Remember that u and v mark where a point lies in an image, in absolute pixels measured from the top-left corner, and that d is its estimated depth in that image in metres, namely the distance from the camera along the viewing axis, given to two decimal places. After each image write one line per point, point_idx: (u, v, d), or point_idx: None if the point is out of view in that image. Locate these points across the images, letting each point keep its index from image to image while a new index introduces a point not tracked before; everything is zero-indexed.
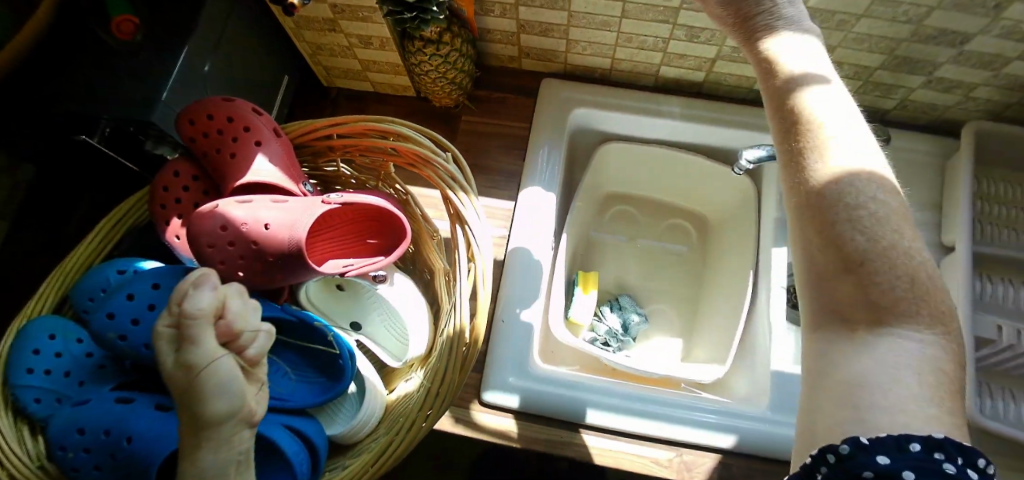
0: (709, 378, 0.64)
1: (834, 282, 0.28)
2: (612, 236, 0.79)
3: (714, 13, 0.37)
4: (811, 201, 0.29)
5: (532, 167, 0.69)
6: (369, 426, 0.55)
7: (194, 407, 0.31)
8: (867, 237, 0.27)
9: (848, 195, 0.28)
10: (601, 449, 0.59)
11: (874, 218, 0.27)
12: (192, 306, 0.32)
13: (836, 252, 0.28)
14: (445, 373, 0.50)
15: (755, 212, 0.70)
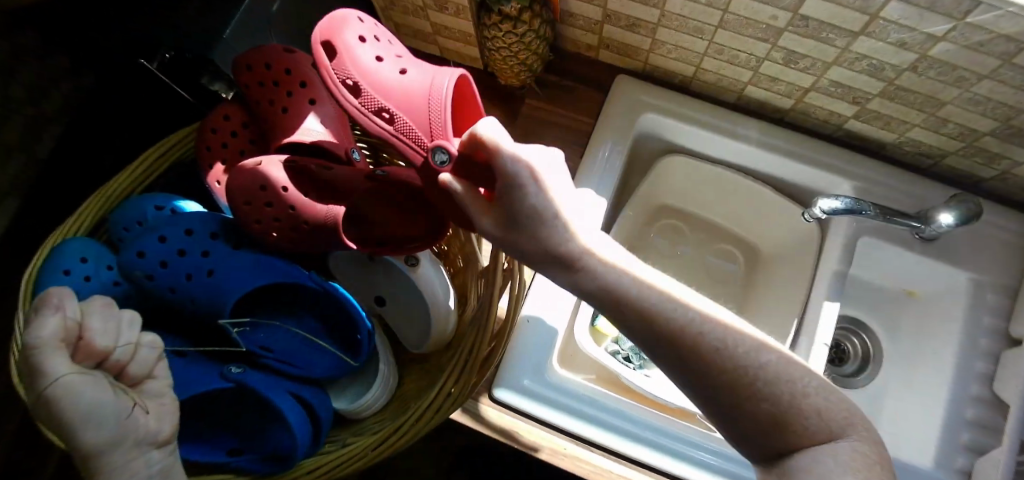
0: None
1: (697, 382, 0.34)
2: (655, 250, 0.76)
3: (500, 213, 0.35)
4: (671, 335, 0.34)
5: (588, 168, 0.65)
6: (375, 407, 0.54)
7: (65, 434, 0.34)
8: (777, 397, 0.33)
9: (745, 376, 0.33)
10: (601, 469, 0.58)
11: (701, 329, 0.34)
12: (33, 336, 0.34)
13: (687, 364, 0.34)
14: (464, 374, 0.48)
15: (812, 259, 0.66)
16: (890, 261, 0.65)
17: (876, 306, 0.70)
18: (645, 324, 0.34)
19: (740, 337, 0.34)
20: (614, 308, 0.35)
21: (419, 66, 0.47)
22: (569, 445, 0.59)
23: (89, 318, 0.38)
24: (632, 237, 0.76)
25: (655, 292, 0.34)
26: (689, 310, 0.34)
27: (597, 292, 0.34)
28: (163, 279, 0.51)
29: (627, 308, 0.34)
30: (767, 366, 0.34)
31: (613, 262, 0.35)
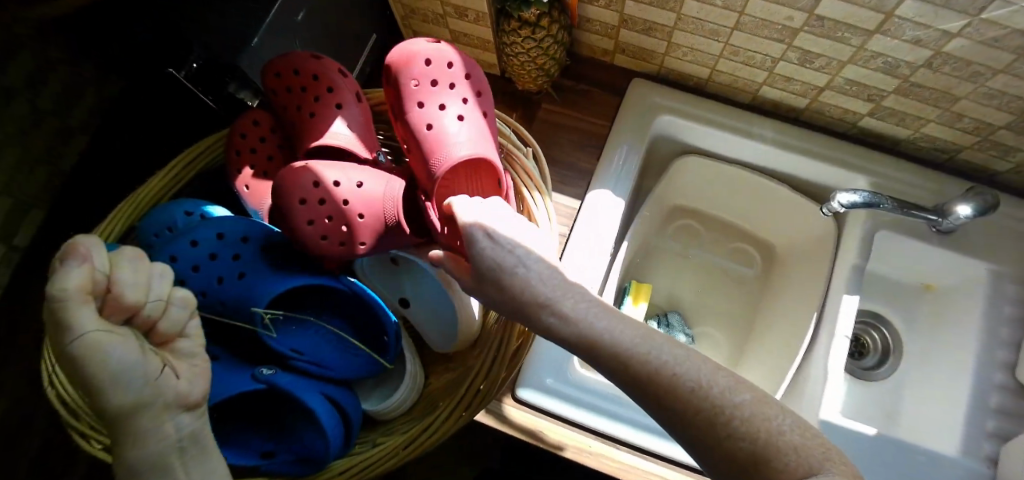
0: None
1: (659, 417, 0.30)
2: (670, 250, 0.78)
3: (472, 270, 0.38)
4: (634, 370, 0.30)
5: (605, 169, 0.67)
6: (404, 406, 0.54)
7: (95, 394, 0.32)
8: (743, 437, 0.26)
9: (698, 410, 0.27)
10: (627, 466, 0.58)
11: (667, 358, 0.30)
12: (60, 285, 0.31)
13: (649, 397, 0.29)
14: (493, 368, 0.48)
15: (829, 255, 0.66)
16: (905, 255, 0.66)
17: (896, 301, 0.70)
18: (609, 359, 0.31)
19: (713, 373, 0.29)
20: (581, 351, 0.32)
21: (473, 113, 0.49)
22: (593, 443, 0.59)
23: (120, 268, 0.35)
24: (648, 238, 0.77)
25: (623, 330, 0.32)
26: (658, 353, 0.30)
27: (567, 337, 0.33)
28: (195, 283, 0.52)
29: (591, 347, 0.32)
30: (741, 405, 0.27)
31: (585, 308, 0.33)
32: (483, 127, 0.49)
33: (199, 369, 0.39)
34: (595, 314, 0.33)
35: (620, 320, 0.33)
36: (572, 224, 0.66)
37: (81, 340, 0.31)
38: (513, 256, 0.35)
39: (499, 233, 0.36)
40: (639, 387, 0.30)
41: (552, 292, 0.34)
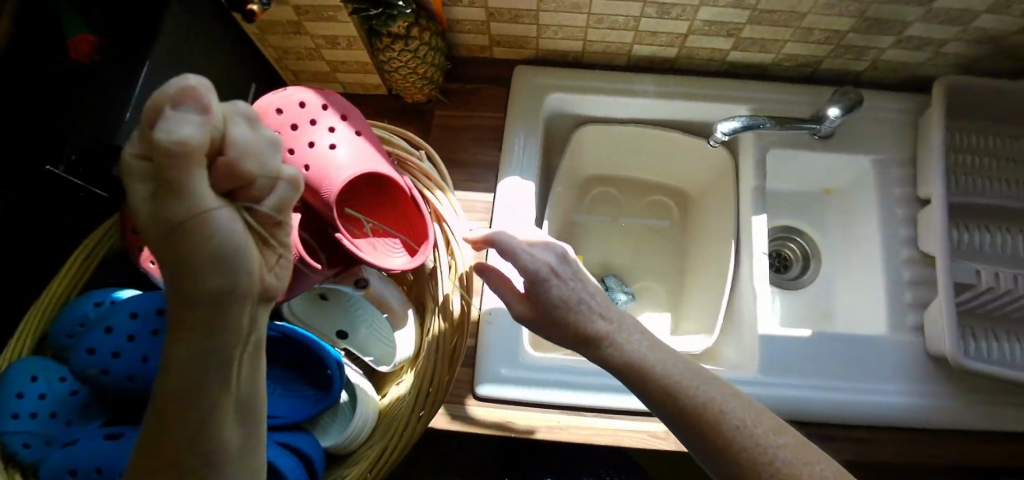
0: (704, 345, 0.64)
1: (692, 439, 0.36)
2: (593, 218, 0.81)
3: (531, 313, 0.43)
4: (682, 402, 0.36)
5: (508, 157, 0.69)
6: (363, 434, 0.52)
7: (190, 267, 0.27)
8: (787, 470, 0.31)
9: (738, 443, 0.33)
10: (600, 428, 0.59)
11: (712, 395, 0.35)
12: (167, 137, 0.23)
13: (688, 428, 0.35)
14: (434, 371, 0.47)
15: (731, 183, 0.71)
16: (798, 167, 0.71)
17: (805, 212, 0.75)
18: (660, 393, 0.36)
19: (752, 413, 0.35)
20: (630, 377, 0.38)
21: (346, 136, 0.46)
22: (563, 417, 0.60)
23: (236, 126, 0.27)
24: (570, 212, 0.81)
25: (678, 373, 0.37)
26: (711, 390, 0.36)
27: (620, 367, 0.39)
28: (117, 370, 0.48)
29: (642, 379, 0.37)
30: (783, 445, 0.33)
31: (637, 339, 0.39)
32: (363, 147, 0.47)
33: (288, 257, 0.34)
34: (647, 352, 0.39)
35: (671, 359, 0.38)
36: (491, 215, 0.68)
37: (193, 213, 0.26)
38: (576, 291, 0.41)
39: (563, 269, 0.42)
40: (684, 416, 0.36)
41: (613, 320, 0.40)
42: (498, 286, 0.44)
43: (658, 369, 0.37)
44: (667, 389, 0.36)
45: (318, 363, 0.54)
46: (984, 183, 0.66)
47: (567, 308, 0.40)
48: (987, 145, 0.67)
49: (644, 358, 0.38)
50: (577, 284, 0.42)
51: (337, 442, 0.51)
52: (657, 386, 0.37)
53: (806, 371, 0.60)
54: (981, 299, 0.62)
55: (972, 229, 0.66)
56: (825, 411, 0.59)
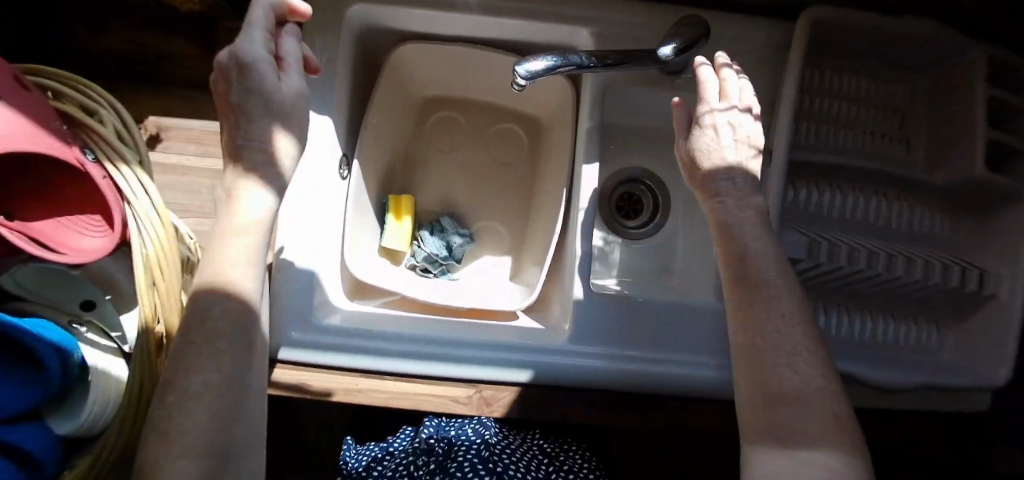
0: (505, 308, 0.65)
1: (765, 419, 0.36)
2: (435, 147, 0.76)
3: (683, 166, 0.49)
4: (745, 266, 0.41)
5: (303, 84, 0.59)
6: (104, 417, 0.48)
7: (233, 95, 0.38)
8: (799, 380, 0.36)
9: (749, 268, 0.41)
10: (397, 393, 0.59)
11: (809, 375, 0.37)
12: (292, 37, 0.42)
13: (757, 349, 0.38)
14: (140, 374, 0.43)
15: (574, 111, 0.65)
16: (643, 103, 0.66)
17: (659, 152, 0.72)
18: (732, 247, 0.43)
19: (759, 377, 0.37)
20: (754, 286, 0.40)
21: None
22: (368, 381, 0.60)
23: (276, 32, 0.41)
24: (408, 142, 0.75)
25: (737, 320, 0.40)
26: (764, 277, 0.40)
27: (759, 315, 0.39)
28: None
29: (730, 237, 0.43)
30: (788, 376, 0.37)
31: (748, 226, 0.44)
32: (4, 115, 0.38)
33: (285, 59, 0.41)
34: (784, 290, 0.40)
35: (750, 324, 0.39)
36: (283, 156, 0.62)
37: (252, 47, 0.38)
38: (718, 129, 0.47)
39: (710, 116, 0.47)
40: (764, 368, 0.37)
41: (769, 231, 0.44)
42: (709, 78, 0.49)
43: (728, 214, 0.44)
44: (726, 245, 0.43)
45: (20, 344, 0.45)
46: (826, 136, 0.63)
47: (720, 168, 0.46)
48: (838, 89, 0.65)
49: (721, 213, 0.45)
50: (743, 200, 0.45)
51: (73, 430, 0.47)
52: (719, 223, 0.44)
53: (605, 338, 0.59)
54: (810, 270, 0.61)
55: (802, 187, 0.63)
56: (631, 380, 0.59)
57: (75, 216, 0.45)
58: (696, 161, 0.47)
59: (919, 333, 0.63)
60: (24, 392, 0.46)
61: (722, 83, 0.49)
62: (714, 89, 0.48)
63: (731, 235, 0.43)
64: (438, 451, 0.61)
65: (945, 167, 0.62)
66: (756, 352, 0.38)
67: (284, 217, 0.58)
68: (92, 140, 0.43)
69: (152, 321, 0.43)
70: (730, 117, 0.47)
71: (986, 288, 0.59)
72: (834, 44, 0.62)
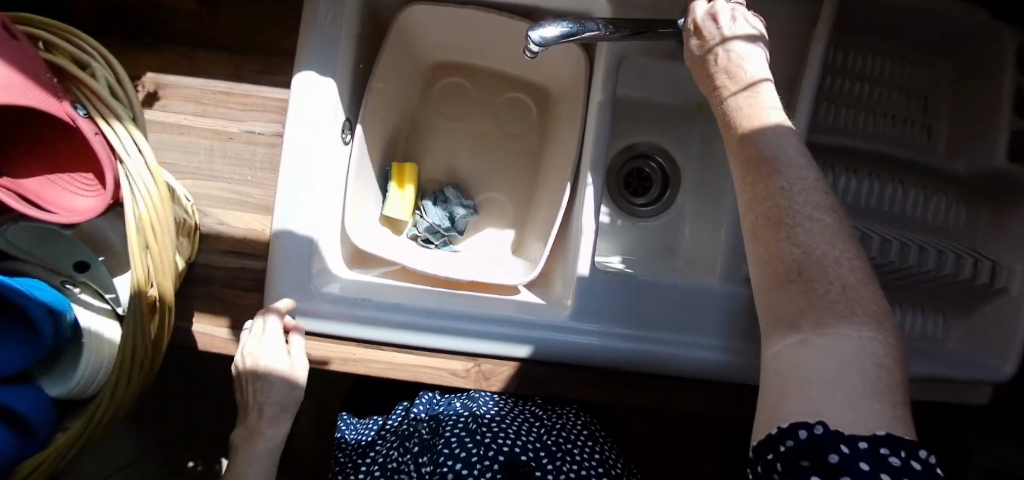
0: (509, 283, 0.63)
1: (777, 298, 0.33)
2: (441, 114, 0.74)
3: (701, 78, 0.43)
4: (764, 169, 0.35)
5: (306, 44, 0.57)
6: (99, 378, 0.47)
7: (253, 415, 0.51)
8: (802, 249, 0.32)
9: (767, 155, 0.36)
10: (395, 363, 0.59)
11: (818, 243, 0.32)
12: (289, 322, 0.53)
13: (766, 227, 0.34)
14: (132, 339, 0.42)
15: (586, 82, 0.63)
16: (657, 76, 0.64)
17: (672, 127, 0.70)
18: (751, 154, 0.36)
19: (766, 255, 0.34)
20: (762, 167, 0.35)
21: None
22: (366, 352, 0.59)
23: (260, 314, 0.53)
24: (412, 108, 0.73)
25: (744, 206, 0.36)
26: (781, 169, 0.35)
27: (764, 194, 0.34)
28: None
29: (751, 139, 0.37)
30: (809, 249, 0.32)
31: (778, 134, 0.37)
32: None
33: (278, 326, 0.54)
34: (795, 166, 0.35)
35: (754, 202, 0.35)
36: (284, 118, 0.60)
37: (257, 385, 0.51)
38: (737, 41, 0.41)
39: (731, 22, 0.42)
40: (774, 237, 0.33)
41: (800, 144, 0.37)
42: (729, 24, 0.42)
43: (758, 127, 0.37)
44: (748, 148, 0.37)
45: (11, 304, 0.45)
46: (847, 118, 0.61)
47: (744, 83, 0.40)
48: (863, 69, 0.62)
49: (749, 124, 0.38)
50: (794, 146, 0.36)
51: (65, 392, 0.46)
52: (741, 136, 0.38)
53: (607, 316, 0.58)
54: None
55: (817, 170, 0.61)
56: (632, 361, 0.58)
57: (64, 174, 0.43)
58: (732, 124, 0.39)
59: (926, 322, 0.62)
60: (14, 351, 0.45)
61: (758, 54, 0.41)
62: (749, 53, 0.41)
63: (756, 152, 0.36)
64: (423, 431, 0.60)
65: (966, 155, 0.60)
66: (779, 224, 0.33)
67: (284, 182, 0.57)
68: (85, 96, 0.41)
69: (145, 285, 0.42)
70: (769, 93, 0.39)
71: (998, 282, 0.58)
72: (859, 22, 0.59)
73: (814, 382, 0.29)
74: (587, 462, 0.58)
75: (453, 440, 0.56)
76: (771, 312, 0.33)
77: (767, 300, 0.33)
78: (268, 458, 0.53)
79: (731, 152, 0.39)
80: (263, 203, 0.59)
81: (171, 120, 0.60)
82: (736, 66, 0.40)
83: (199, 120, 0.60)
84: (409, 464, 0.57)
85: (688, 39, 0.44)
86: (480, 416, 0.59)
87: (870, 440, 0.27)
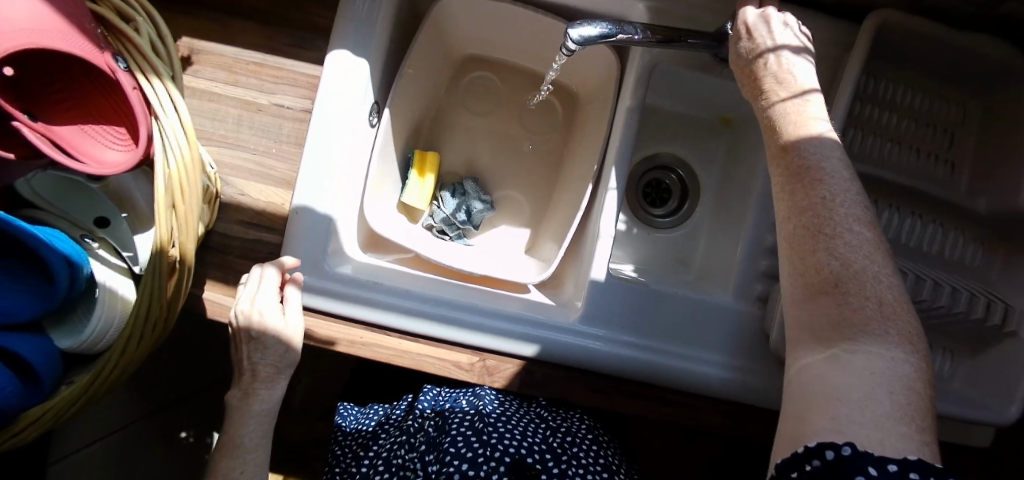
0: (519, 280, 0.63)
1: (812, 309, 0.34)
2: (467, 108, 0.74)
3: (745, 83, 0.45)
4: (808, 174, 0.37)
5: (342, 24, 0.58)
6: (110, 335, 0.47)
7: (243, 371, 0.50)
8: (840, 263, 0.33)
9: (808, 154, 0.38)
10: (402, 349, 0.58)
11: (857, 258, 0.33)
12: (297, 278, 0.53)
13: (803, 237, 0.35)
14: (148, 298, 0.42)
15: (615, 87, 0.63)
16: (686, 87, 0.64)
17: (696, 141, 0.70)
18: (792, 151, 0.38)
19: (801, 265, 0.35)
20: (804, 175, 0.37)
21: None
22: (373, 335, 0.58)
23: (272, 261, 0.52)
24: (439, 98, 0.73)
25: (783, 213, 0.37)
26: (822, 170, 0.37)
27: (804, 202, 0.36)
28: None
29: (794, 139, 0.39)
30: (848, 263, 0.33)
31: (823, 141, 0.38)
32: (27, 6, 0.37)
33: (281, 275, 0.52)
34: (837, 177, 0.37)
35: (794, 210, 0.36)
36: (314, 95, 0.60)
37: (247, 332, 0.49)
38: (782, 55, 0.43)
39: (785, 31, 0.44)
40: (814, 250, 0.34)
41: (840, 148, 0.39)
42: (781, 33, 0.44)
43: (803, 134, 0.39)
44: (791, 149, 0.39)
45: (32, 252, 0.45)
46: (873, 147, 0.61)
47: (790, 93, 0.41)
48: (893, 100, 0.62)
49: (794, 130, 0.39)
50: (838, 158, 0.38)
51: (74, 345, 0.46)
52: (784, 139, 0.39)
53: (615, 322, 0.58)
54: None
55: None
56: (638, 370, 0.58)
57: (100, 127, 0.44)
58: (778, 130, 0.40)
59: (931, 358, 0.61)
60: (30, 299, 0.45)
61: (805, 66, 0.43)
62: (798, 64, 0.43)
63: (800, 159, 0.38)
64: (430, 428, 0.60)
65: (990, 193, 0.60)
66: (824, 236, 0.34)
67: (308, 158, 0.57)
68: (132, 51, 0.41)
69: (167, 244, 0.42)
70: (817, 103, 0.41)
71: (1010, 324, 0.57)
72: (894, 53, 0.60)
73: (842, 398, 0.30)
74: (592, 466, 0.58)
75: (459, 439, 0.56)
76: (806, 332, 0.34)
77: (802, 310, 0.34)
78: (263, 423, 0.52)
79: (773, 158, 0.40)
80: (285, 178, 0.59)
81: (200, 86, 0.61)
82: (787, 73, 0.42)
83: (231, 89, 0.61)
84: (415, 463, 0.57)
85: (735, 41, 0.46)
86: (486, 415, 0.58)
87: (901, 464, 0.26)
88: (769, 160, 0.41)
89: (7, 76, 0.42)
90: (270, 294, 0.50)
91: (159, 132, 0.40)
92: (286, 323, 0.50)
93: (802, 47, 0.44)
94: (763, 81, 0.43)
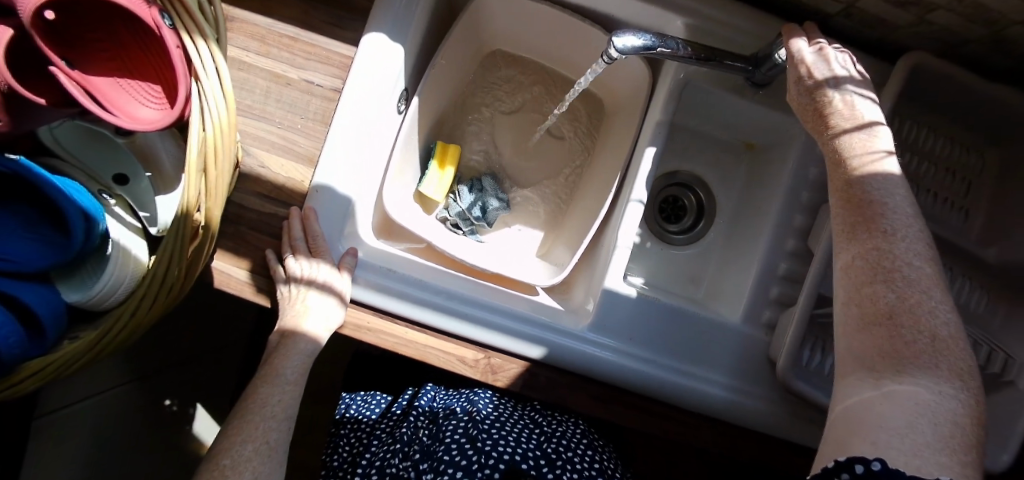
0: (529, 281, 0.63)
1: (866, 336, 0.35)
2: (494, 105, 0.74)
3: (801, 108, 0.46)
4: (871, 209, 0.38)
5: (382, 9, 0.58)
6: (120, 294, 0.45)
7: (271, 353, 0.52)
8: (896, 295, 0.35)
9: (869, 187, 0.39)
10: (411, 338, 0.58)
11: (913, 292, 0.35)
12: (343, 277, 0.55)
13: (863, 269, 0.36)
14: (167, 261, 0.41)
15: (646, 100, 0.63)
16: (715, 108, 0.65)
17: (718, 162, 0.71)
18: (857, 184, 0.39)
19: (856, 295, 0.36)
20: (866, 209, 0.38)
21: None
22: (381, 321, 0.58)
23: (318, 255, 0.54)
24: (466, 93, 0.73)
25: (843, 244, 0.38)
26: (888, 201, 0.38)
27: (866, 235, 0.37)
28: None
29: (859, 173, 0.40)
30: (902, 298, 0.34)
31: (892, 177, 0.39)
32: None
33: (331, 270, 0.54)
34: (899, 213, 0.38)
35: (853, 242, 0.38)
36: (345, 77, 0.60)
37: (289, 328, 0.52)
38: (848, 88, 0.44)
39: (836, 59, 0.45)
40: (867, 284, 0.36)
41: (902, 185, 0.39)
42: (842, 69, 0.44)
43: (873, 171, 0.40)
44: (856, 183, 0.40)
45: (53, 204, 0.44)
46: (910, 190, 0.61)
47: (849, 124, 0.43)
48: (917, 142, 0.63)
49: (862, 166, 0.40)
50: (902, 195, 0.39)
51: (83, 300, 0.45)
52: (852, 174, 0.40)
53: (625, 333, 0.58)
54: None
55: None
56: (642, 383, 0.58)
57: (137, 83, 0.44)
58: (842, 164, 0.41)
59: None
60: (45, 251, 0.45)
61: (869, 103, 0.44)
62: (860, 99, 0.43)
63: (863, 192, 0.39)
64: (424, 437, 0.59)
65: (1001, 243, 0.61)
66: (887, 268, 0.35)
67: (332, 136, 0.56)
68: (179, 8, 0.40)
69: (193, 208, 0.41)
70: (884, 137, 0.41)
71: (1008, 373, 0.56)
72: (924, 96, 0.61)
73: (886, 425, 0.31)
74: (588, 470, 0.58)
75: (453, 448, 0.56)
76: (856, 361, 0.35)
77: (857, 337, 0.35)
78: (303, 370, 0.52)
79: (835, 189, 0.41)
80: (308, 154, 0.58)
81: (231, 54, 0.60)
82: (851, 108, 0.43)
83: (261, 60, 0.60)
84: (408, 472, 0.56)
85: (796, 80, 0.46)
86: (479, 421, 0.58)
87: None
88: (830, 188, 0.42)
89: (47, 20, 0.40)
90: (321, 294, 0.53)
91: (198, 90, 0.39)
92: (330, 321, 0.53)
93: (858, 80, 0.45)
94: (828, 112, 0.43)
